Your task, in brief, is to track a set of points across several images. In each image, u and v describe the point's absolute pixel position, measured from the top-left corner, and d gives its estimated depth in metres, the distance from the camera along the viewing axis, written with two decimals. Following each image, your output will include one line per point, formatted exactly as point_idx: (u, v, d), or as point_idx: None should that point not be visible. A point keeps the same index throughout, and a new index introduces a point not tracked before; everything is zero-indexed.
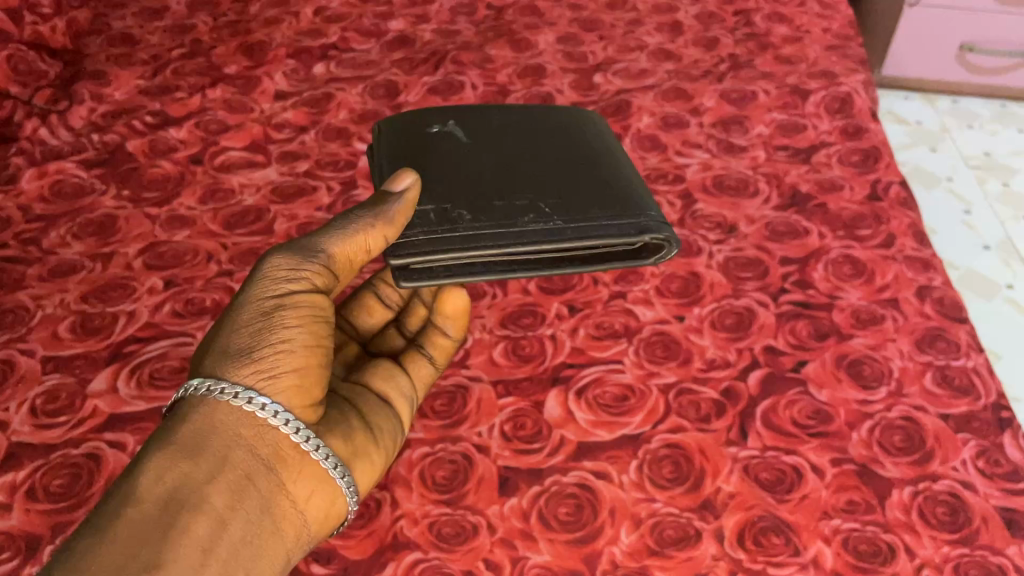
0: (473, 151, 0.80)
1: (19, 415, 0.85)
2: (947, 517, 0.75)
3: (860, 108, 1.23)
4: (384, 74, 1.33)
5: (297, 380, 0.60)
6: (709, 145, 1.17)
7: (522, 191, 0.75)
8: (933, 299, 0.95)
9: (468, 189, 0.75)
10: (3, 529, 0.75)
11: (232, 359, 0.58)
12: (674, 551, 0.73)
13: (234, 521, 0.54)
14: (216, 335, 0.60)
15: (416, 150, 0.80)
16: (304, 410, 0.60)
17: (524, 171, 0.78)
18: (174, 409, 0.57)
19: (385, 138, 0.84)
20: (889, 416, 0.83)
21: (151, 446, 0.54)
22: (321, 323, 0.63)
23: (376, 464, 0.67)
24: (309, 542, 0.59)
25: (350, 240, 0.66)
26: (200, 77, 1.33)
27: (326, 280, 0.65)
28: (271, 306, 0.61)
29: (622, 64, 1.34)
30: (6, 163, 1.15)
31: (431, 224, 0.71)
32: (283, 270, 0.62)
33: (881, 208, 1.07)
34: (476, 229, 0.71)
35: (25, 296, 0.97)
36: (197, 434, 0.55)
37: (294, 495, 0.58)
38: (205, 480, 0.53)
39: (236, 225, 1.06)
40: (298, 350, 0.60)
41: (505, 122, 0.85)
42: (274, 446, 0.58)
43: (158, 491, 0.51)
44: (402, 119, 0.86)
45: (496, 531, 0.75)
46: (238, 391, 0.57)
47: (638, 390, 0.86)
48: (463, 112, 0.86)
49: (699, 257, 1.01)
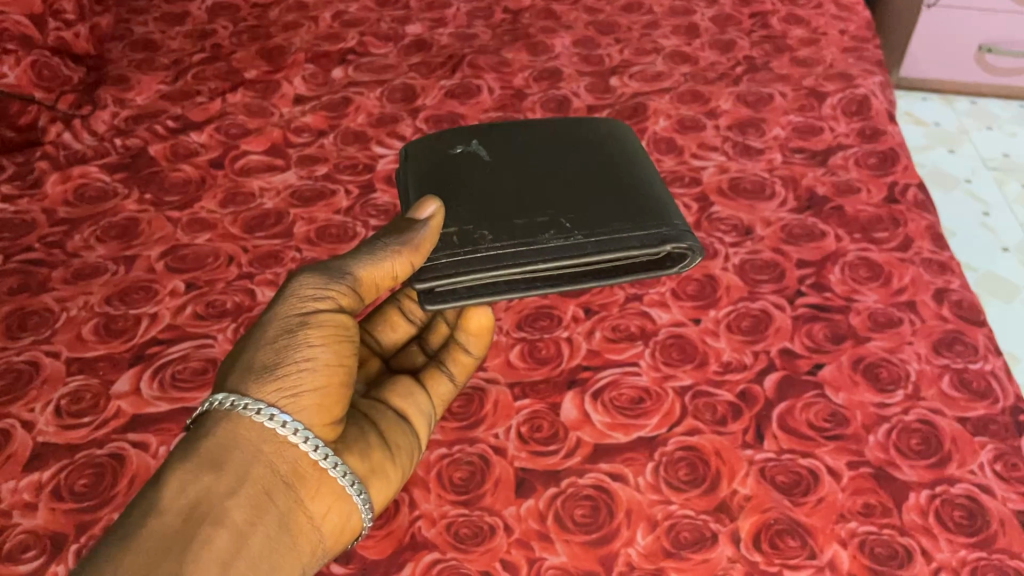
0: (496, 169, 0.80)
1: (45, 415, 0.86)
2: (964, 520, 0.75)
3: (877, 111, 1.23)
4: (402, 78, 1.34)
5: (319, 398, 0.60)
6: (725, 147, 1.18)
7: (544, 208, 0.76)
8: (951, 301, 0.95)
9: (490, 209, 0.76)
10: (29, 527, 0.77)
11: (257, 375, 0.59)
12: (690, 553, 0.73)
13: (253, 536, 0.54)
14: (242, 350, 0.61)
15: (439, 173, 0.80)
16: (324, 427, 0.61)
17: (547, 187, 0.78)
18: (197, 421, 0.58)
19: (410, 160, 0.84)
20: (906, 419, 0.83)
21: (175, 458, 0.55)
22: (345, 344, 0.64)
23: (392, 480, 0.67)
24: (323, 557, 0.60)
25: (377, 265, 0.67)
26: (220, 81, 1.34)
27: (352, 302, 0.66)
28: (295, 324, 0.62)
29: (639, 67, 1.35)
30: (32, 168, 1.17)
31: (455, 246, 0.72)
32: (309, 290, 0.63)
33: (898, 210, 1.06)
34: (497, 249, 0.71)
35: (50, 298, 0.99)
36: (219, 448, 0.56)
37: (312, 511, 0.58)
38: (226, 493, 0.54)
39: (256, 228, 1.08)
40: (320, 369, 0.61)
41: (528, 138, 0.84)
42: (293, 463, 0.58)
43: (181, 503, 0.52)
44: (425, 139, 0.86)
45: (512, 532, 0.76)
46: (260, 407, 0.57)
47: (654, 392, 0.86)
48: (486, 130, 0.85)
49: (715, 260, 1.01)
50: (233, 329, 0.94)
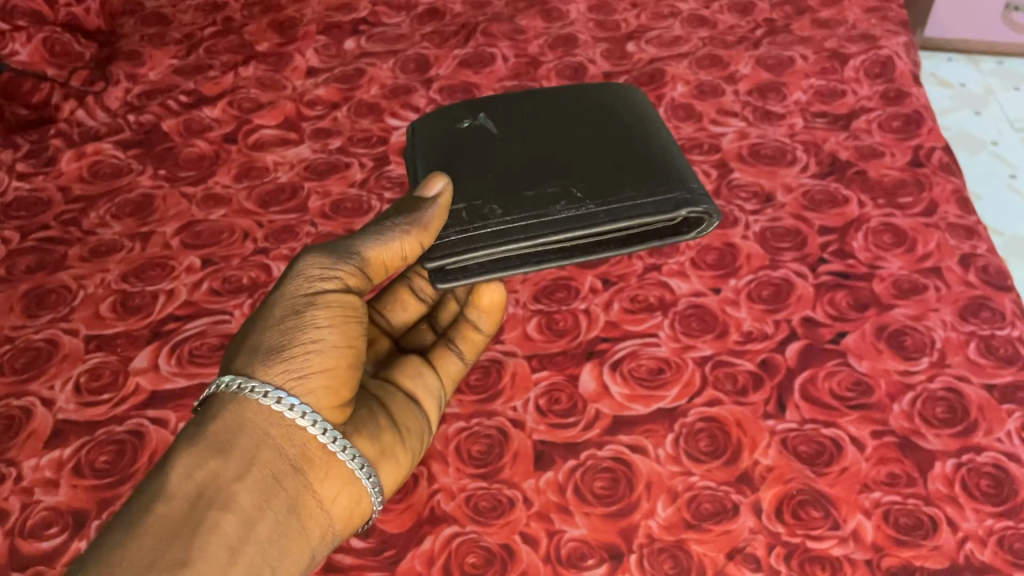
0: (505, 141, 0.78)
1: (64, 393, 0.87)
2: (990, 489, 0.73)
3: (902, 72, 1.20)
4: (415, 48, 1.33)
5: (327, 380, 0.60)
6: (745, 113, 1.15)
7: (554, 177, 0.74)
8: (977, 267, 0.93)
9: (499, 181, 0.74)
10: (51, 504, 0.77)
11: (264, 357, 0.59)
12: (712, 525, 0.73)
13: (262, 520, 0.54)
14: (249, 331, 0.60)
15: (447, 149, 0.78)
16: (332, 410, 0.61)
17: (558, 156, 0.76)
18: (204, 404, 0.57)
19: (418, 137, 0.82)
20: (931, 387, 0.81)
21: (182, 442, 0.54)
22: (354, 324, 0.63)
23: (403, 462, 0.67)
24: (333, 540, 0.59)
25: (385, 245, 0.66)
26: (233, 55, 1.33)
27: (360, 282, 0.65)
28: (303, 304, 0.61)
29: (656, 32, 1.32)
30: (46, 145, 1.17)
31: (464, 222, 0.70)
32: (317, 270, 0.63)
33: (923, 173, 1.04)
34: (507, 224, 0.70)
35: (67, 276, 0.99)
36: (226, 431, 0.55)
37: (320, 494, 0.58)
38: (233, 477, 0.54)
39: (271, 203, 1.07)
40: (328, 350, 0.60)
41: (537, 106, 0.82)
42: (301, 446, 0.58)
43: (188, 487, 0.52)
44: (432, 115, 0.84)
45: (532, 504, 0.75)
46: (267, 390, 0.57)
47: (673, 363, 0.85)
48: (494, 101, 0.83)
49: (735, 228, 1.00)
50: (250, 304, 0.94)
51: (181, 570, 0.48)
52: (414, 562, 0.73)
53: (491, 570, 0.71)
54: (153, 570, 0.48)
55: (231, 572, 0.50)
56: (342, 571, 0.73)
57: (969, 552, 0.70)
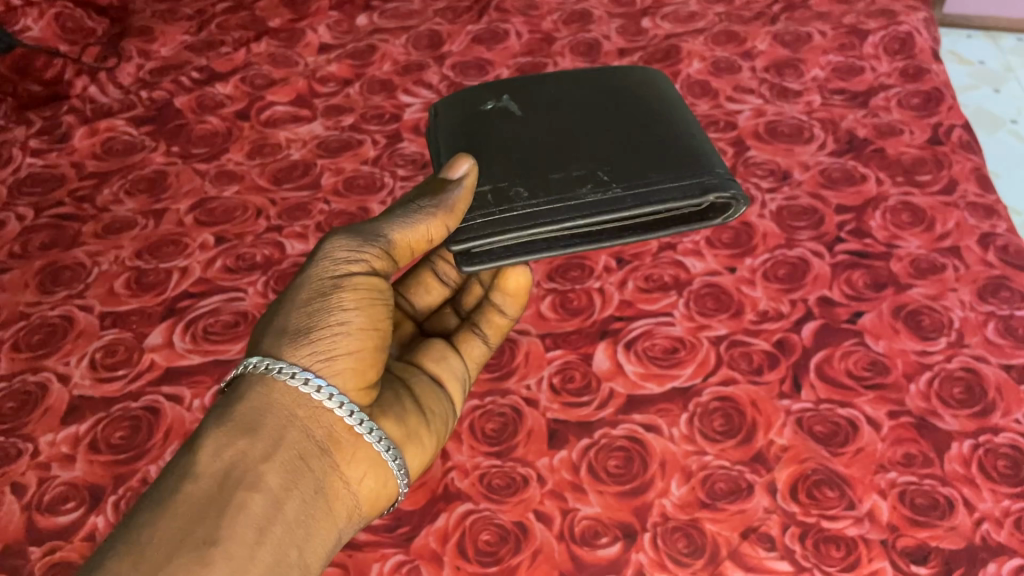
0: (529, 124, 0.76)
1: (80, 368, 0.87)
2: (1008, 470, 0.73)
3: (921, 48, 1.18)
4: (428, 24, 1.32)
5: (353, 362, 0.60)
6: (762, 90, 1.14)
7: (579, 161, 0.72)
8: (997, 246, 0.91)
9: (523, 164, 0.72)
10: (67, 479, 0.78)
11: (291, 339, 0.59)
12: (725, 504, 0.72)
13: (290, 500, 0.54)
14: (276, 313, 0.60)
15: (469, 132, 0.77)
16: (358, 392, 0.60)
17: (584, 139, 0.74)
18: (232, 385, 0.57)
19: (441, 121, 0.81)
20: (948, 367, 0.80)
21: (210, 423, 0.54)
22: (379, 307, 0.63)
23: (428, 445, 0.67)
24: (359, 521, 0.59)
25: (411, 227, 0.65)
26: (245, 31, 1.33)
27: (386, 265, 0.65)
28: (329, 286, 0.61)
29: (671, 8, 1.31)
30: (59, 122, 1.17)
31: (489, 205, 0.69)
32: (342, 252, 0.63)
33: (942, 152, 1.03)
34: (533, 207, 0.68)
35: (81, 253, 0.99)
36: (255, 412, 0.55)
37: (347, 475, 0.58)
38: (262, 457, 0.54)
39: (284, 180, 1.07)
40: (354, 332, 0.60)
41: (561, 90, 0.80)
42: (328, 428, 0.58)
43: (216, 467, 0.52)
44: (454, 98, 0.82)
45: (546, 483, 0.75)
46: (294, 371, 0.57)
47: (688, 342, 0.85)
48: (517, 84, 0.81)
49: (751, 207, 0.99)
50: (264, 282, 0.94)
51: (211, 548, 0.48)
52: (429, 539, 0.73)
53: (505, 548, 0.71)
54: (183, 548, 0.48)
55: (261, 551, 0.50)
56: (356, 547, 0.73)
57: (985, 533, 0.69)
